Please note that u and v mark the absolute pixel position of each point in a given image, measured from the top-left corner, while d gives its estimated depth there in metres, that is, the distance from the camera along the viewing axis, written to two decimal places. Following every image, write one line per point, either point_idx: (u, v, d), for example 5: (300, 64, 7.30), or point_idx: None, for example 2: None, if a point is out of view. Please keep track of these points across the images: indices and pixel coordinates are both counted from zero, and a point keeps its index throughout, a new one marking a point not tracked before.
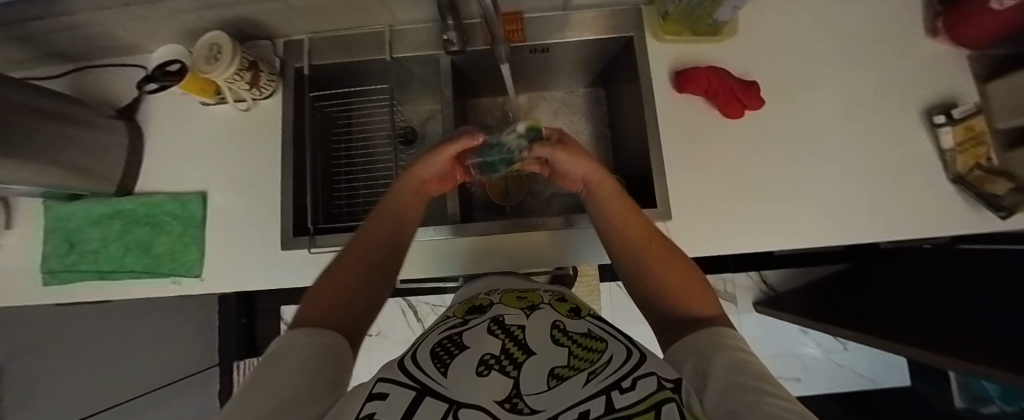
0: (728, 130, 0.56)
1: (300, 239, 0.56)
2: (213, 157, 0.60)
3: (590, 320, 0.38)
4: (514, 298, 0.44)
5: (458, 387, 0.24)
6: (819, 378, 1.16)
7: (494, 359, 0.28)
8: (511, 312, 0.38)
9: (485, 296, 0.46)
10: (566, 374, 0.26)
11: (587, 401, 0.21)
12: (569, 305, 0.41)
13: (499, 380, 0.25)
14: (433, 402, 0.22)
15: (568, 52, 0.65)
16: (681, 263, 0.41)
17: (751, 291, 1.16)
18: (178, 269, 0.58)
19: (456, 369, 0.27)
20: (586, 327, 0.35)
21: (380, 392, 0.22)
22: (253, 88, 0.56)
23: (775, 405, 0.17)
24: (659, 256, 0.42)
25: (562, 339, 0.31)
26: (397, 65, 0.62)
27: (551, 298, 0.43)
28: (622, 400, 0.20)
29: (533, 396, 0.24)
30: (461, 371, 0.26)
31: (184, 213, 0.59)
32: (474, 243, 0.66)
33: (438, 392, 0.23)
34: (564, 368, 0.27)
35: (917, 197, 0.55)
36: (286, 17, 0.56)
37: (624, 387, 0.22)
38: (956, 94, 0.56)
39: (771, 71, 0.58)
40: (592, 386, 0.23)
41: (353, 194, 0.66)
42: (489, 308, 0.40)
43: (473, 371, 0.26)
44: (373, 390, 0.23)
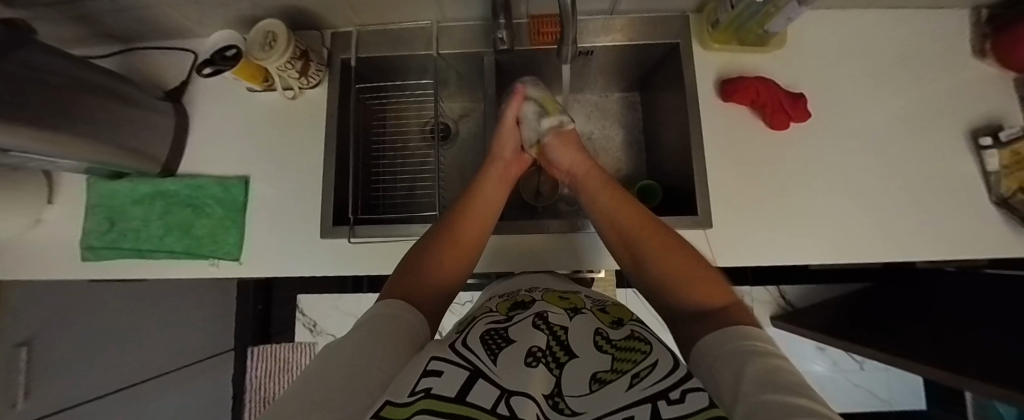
0: (771, 141, 0.57)
1: (340, 229, 0.57)
2: (255, 142, 0.61)
3: (632, 325, 0.38)
4: (557, 298, 0.44)
5: (506, 374, 0.24)
6: (835, 398, 1.15)
7: (540, 352, 0.29)
8: (555, 311, 0.38)
9: (526, 293, 0.46)
10: (609, 380, 0.26)
11: (630, 406, 0.21)
12: (612, 316, 0.40)
13: (544, 375, 0.26)
14: (486, 384, 0.21)
15: (611, 56, 0.66)
16: (693, 263, 0.40)
17: (769, 305, 1.16)
18: (216, 251, 0.58)
19: (506, 358, 0.27)
20: (628, 332, 0.35)
21: (433, 368, 0.22)
22: (303, 77, 0.57)
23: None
24: (668, 255, 0.41)
25: (604, 345, 0.31)
26: (441, 61, 0.63)
27: (593, 306, 0.43)
28: (669, 411, 0.19)
29: (575, 398, 0.24)
30: (510, 362, 0.26)
31: (224, 196, 0.59)
32: (490, 242, 0.67)
33: (490, 374, 0.24)
34: (606, 372, 0.27)
35: (961, 217, 0.55)
36: (339, 8, 0.57)
37: (671, 398, 0.20)
38: (1002, 117, 0.56)
39: (815, 84, 0.58)
40: (634, 392, 0.22)
41: (389, 186, 0.66)
42: (530, 305, 0.40)
43: (522, 362, 0.27)
44: (430, 364, 0.23)
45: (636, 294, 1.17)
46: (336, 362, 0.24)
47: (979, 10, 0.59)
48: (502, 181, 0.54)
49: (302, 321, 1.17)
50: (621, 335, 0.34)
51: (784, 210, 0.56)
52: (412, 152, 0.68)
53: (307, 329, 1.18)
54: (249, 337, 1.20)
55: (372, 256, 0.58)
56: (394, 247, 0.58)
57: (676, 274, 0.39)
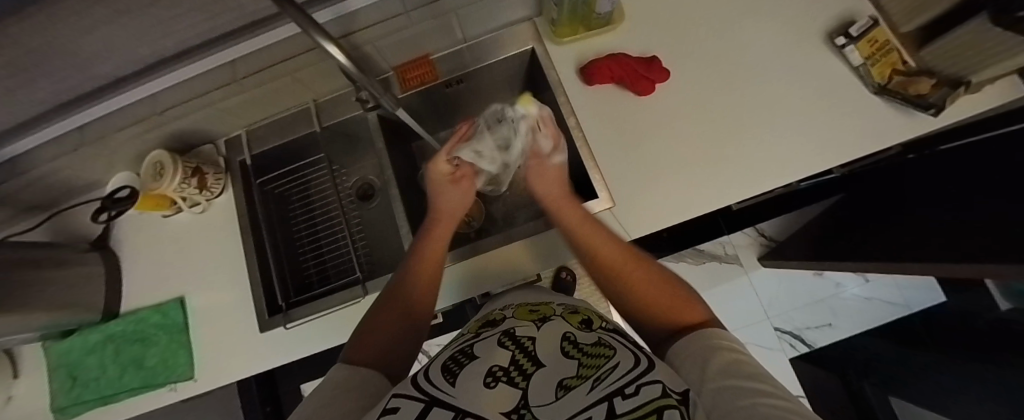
0: (646, 106, 0.59)
1: (276, 318, 0.58)
2: (185, 260, 0.64)
3: (603, 332, 0.33)
4: (525, 311, 0.40)
5: (466, 397, 0.24)
6: (852, 319, 1.10)
7: (503, 370, 0.28)
8: (523, 324, 0.36)
9: (499, 311, 0.43)
10: (574, 385, 0.25)
11: (590, 409, 0.20)
12: (582, 316, 0.38)
13: (508, 391, 0.25)
14: (441, 411, 0.23)
15: (486, 77, 0.69)
16: (666, 285, 0.39)
17: (753, 247, 1.14)
18: (172, 376, 0.60)
19: (467, 380, 0.27)
20: (597, 335, 0.32)
21: (393, 406, 0.24)
22: (204, 190, 0.61)
23: (767, 404, 0.16)
24: (640, 281, 0.40)
25: (570, 350, 0.30)
26: (330, 133, 0.66)
27: (563, 310, 0.39)
28: (625, 406, 0.18)
29: (541, 407, 0.23)
30: (470, 382, 0.26)
31: (167, 321, 0.62)
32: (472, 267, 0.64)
33: (448, 398, 0.24)
34: (572, 379, 0.26)
35: (848, 116, 0.55)
36: (221, 118, 0.61)
37: (626, 393, 0.20)
38: (851, 14, 0.58)
39: (668, 42, 0.61)
40: (596, 393, 0.22)
41: (320, 260, 0.67)
42: (501, 322, 0.38)
43: (481, 382, 0.26)
44: (391, 402, 0.24)
45: None
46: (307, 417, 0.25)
47: None
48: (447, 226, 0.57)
49: None
50: (590, 339, 0.32)
51: (680, 165, 0.56)
52: (334, 222, 0.69)
53: None
54: None
55: (311, 335, 0.59)
56: (333, 317, 0.59)
57: (654, 303, 0.37)
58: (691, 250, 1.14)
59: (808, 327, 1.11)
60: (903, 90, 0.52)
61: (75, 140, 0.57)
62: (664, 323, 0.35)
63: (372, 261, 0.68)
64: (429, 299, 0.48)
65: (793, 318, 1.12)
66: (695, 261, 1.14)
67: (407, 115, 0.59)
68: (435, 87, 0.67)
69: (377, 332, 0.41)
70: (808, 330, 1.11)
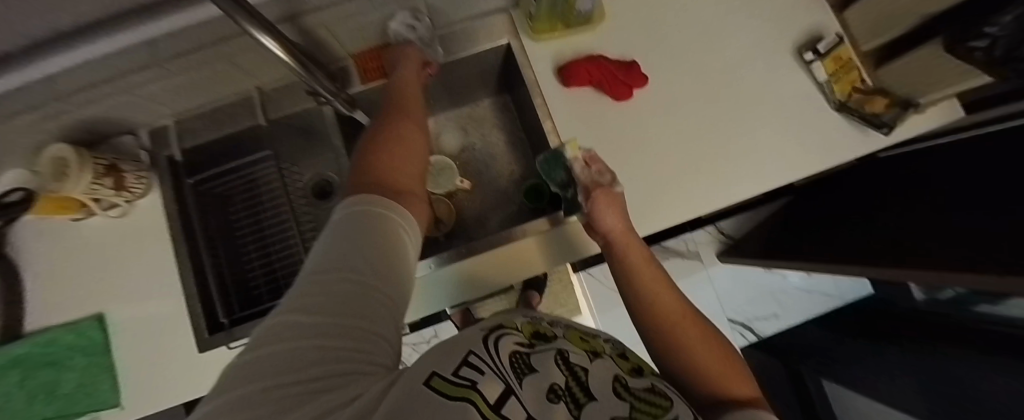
0: (624, 112, 0.57)
1: (217, 337, 0.52)
2: (106, 271, 0.55)
3: (655, 379, 0.28)
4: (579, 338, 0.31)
5: (535, 407, 0.18)
6: (795, 310, 1.20)
7: (561, 390, 0.21)
8: (576, 350, 0.26)
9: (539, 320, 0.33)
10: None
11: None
12: (633, 364, 0.30)
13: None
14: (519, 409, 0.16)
15: (459, 69, 0.64)
16: (717, 351, 0.38)
17: (713, 244, 1.19)
18: (94, 404, 0.53)
19: (529, 383, 0.20)
20: (651, 382, 0.27)
21: (470, 364, 0.18)
22: (122, 191, 0.52)
23: None
24: (694, 338, 0.38)
25: (622, 393, 0.23)
26: (278, 127, 0.58)
27: (614, 352, 0.31)
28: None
29: None
30: (534, 396, 0.19)
31: (82, 343, 0.53)
32: (459, 271, 0.60)
33: (522, 396, 0.18)
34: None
35: (812, 131, 0.57)
36: (140, 106, 0.51)
37: None
38: (820, 28, 0.59)
39: (647, 46, 0.59)
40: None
41: (270, 268, 0.61)
42: (554, 339, 0.28)
43: (545, 400, 0.19)
44: (468, 357, 0.18)
45: (592, 275, 1.16)
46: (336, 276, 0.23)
47: None
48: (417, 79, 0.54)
49: None
50: (643, 384, 0.26)
51: (657, 174, 0.56)
52: (285, 226, 0.62)
53: None
54: None
55: None
56: None
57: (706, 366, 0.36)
58: (656, 247, 1.18)
59: (757, 318, 1.20)
60: (862, 107, 0.55)
61: None
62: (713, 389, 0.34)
63: None
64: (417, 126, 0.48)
65: (744, 310, 1.20)
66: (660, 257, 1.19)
67: (362, 115, 0.56)
68: None
69: (378, 167, 0.40)
70: (756, 321, 1.20)
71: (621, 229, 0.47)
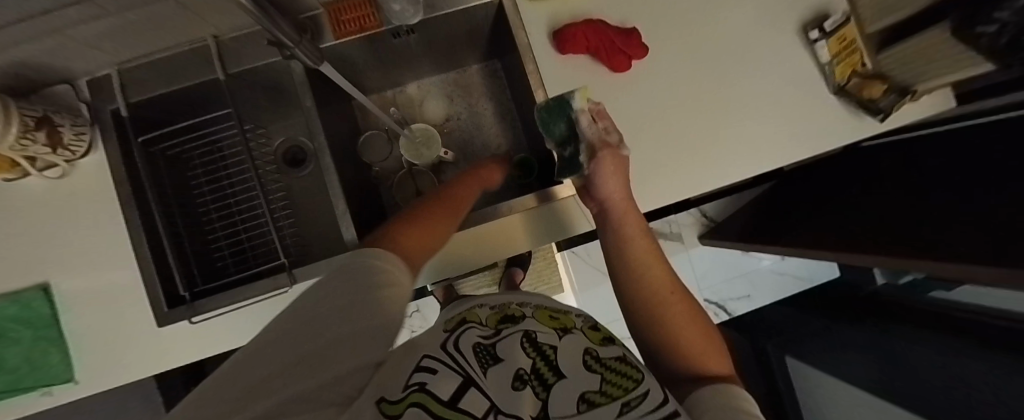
0: (621, 85, 0.54)
1: (176, 310, 0.48)
2: (48, 239, 0.50)
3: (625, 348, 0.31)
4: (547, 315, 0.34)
5: (497, 390, 0.21)
6: (767, 290, 1.22)
7: (528, 372, 0.25)
8: (544, 330, 0.30)
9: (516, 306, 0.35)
10: (598, 403, 0.23)
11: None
12: (605, 334, 0.33)
13: (533, 397, 0.23)
14: (476, 395, 0.20)
15: (446, 29, 0.58)
16: (698, 327, 0.38)
17: (695, 226, 1.20)
18: (44, 379, 0.49)
19: (494, 371, 0.23)
20: (620, 352, 0.30)
21: (426, 366, 0.21)
22: (58, 149, 0.46)
23: None
24: (676, 313, 0.39)
25: (592, 365, 0.26)
26: (240, 83, 0.52)
27: (586, 325, 0.34)
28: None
29: None
30: (499, 377, 0.23)
31: (26, 315, 0.49)
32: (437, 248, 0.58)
33: (482, 384, 0.21)
34: (595, 394, 0.23)
35: (806, 115, 0.56)
36: (71, 52, 0.44)
37: None
38: (827, 6, 0.56)
39: (649, 14, 0.55)
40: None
41: (235, 239, 0.57)
42: (521, 319, 0.32)
43: (508, 382, 0.23)
44: (423, 361, 0.22)
45: (575, 253, 1.16)
46: (309, 310, 0.23)
47: None
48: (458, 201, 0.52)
49: None
50: (613, 354, 0.29)
51: (649, 153, 0.54)
52: (253, 193, 0.58)
53: None
54: None
55: (230, 327, 0.51)
56: (254, 308, 0.51)
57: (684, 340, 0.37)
58: None
59: (730, 298, 1.22)
60: (860, 92, 0.54)
61: None
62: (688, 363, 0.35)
63: (302, 242, 0.59)
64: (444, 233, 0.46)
65: (718, 290, 1.22)
66: None
67: (332, 71, 0.49)
68: (380, 37, 0.54)
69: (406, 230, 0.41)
70: (729, 301, 1.22)
71: (621, 198, 0.45)
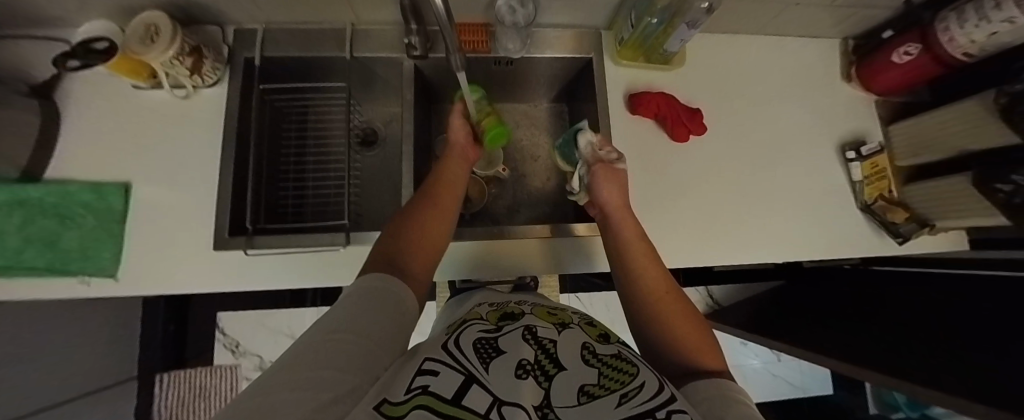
0: (676, 152, 0.61)
1: (236, 240, 0.52)
2: (149, 145, 0.56)
3: (621, 346, 0.29)
4: (547, 313, 0.34)
5: (497, 381, 0.20)
6: (760, 390, 1.16)
7: (529, 365, 0.22)
8: (543, 324, 0.29)
9: (515, 304, 0.36)
10: (597, 394, 0.20)
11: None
12: (600, 330, 0.32)
13: (534, 387, 0.20)
14: (479, 390, 0.18)
15: (538, 68, 0.67)
16: (696, 326, 0.39)
17: (699, 304, 1.19)
18: (90, 268, 0.51)
19: (496, 364, 0.22)
20: (616, 349, 0.27)
21: (427, 368, 0.20)
22: (195, 75, 0.53)
23: None
24: (674, 312, 0.40)
25: (591, 360, 0.24)
26: (358, 64, 0.61)
27: (582, 322, 0.33)
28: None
29: (565, 409, 0.19)
30: (500, 369, 0.21)
31: (100, 205, 0.53)
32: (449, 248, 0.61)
33: (484, 379, 0.20)
34: (594, 387, 0.21)
35: (830, 221, 0.61)
36: (240, 4, 0.53)
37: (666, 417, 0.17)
38: (864, 134, 0.64)
39: (711, 100, 0.64)
40: (624, 409, 0.18)
41: (300, 192, 0.63)
42: (521, 316, 0.32)
43: (510, 372, 0.21)
44: (425, 364, 0.20)
45: (579, 298, 1.17)
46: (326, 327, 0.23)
47: (847, 41, 0.67)
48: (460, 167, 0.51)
49: (222, 341, 1.06)
50: (609, 350, 0.26)
51: (689, 216, 0.60)
52: (330, 158, 0.64)
53: (229, 349, 1.06)
54: (160, 361, 1.03)
55: (270, 267, 0.53)
56: (296, 258, 0.54)
57: (681, 337, 0.37)
58: None
59: None
60: (884, 214, 0.60)
61: None
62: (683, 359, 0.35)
63: (358, 211, 0.64)
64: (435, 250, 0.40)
65: None
66: None
67: (464, 78, 0.53)
68: (482, 60, 0.64)
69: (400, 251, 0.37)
70: None
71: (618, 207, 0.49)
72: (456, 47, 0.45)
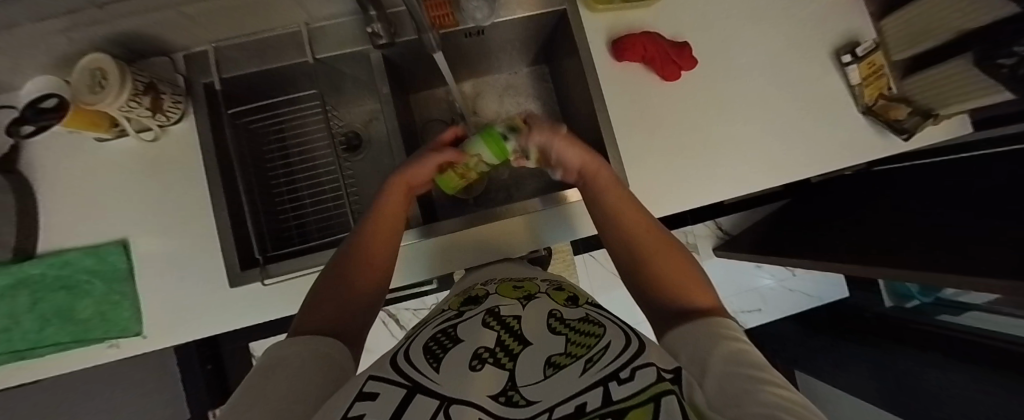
0: (668, 92, 0.59)
1: (250, 272, 0.51)
2: (130, 197, 0.54)
3: (589, 308, 0.33)
4: (509, 288, 0.39)
5: (451, 382, 0.22)
6: (778, 306, 1.21)
7: (488, 352, 0.26)
8: (508, 303, 0.34)
9: (481, 286, 0.41)
10: (562, 364, 0.23)
11: (582, 393, 0.18)
12: (568, 293, 0.37)
13: (493, 373, 0.23)
14: (424, 398, 0.20)
15: (511, 32, 0.64)
16: (680, 263, 0.40)
17: (711, 238, 1.20)
18: (112, 331, 0.51)
19: (449, 364, 0.24)
20: (584, 312, 0.32)
21: (369, 391, 0.21)
22: (157, 114, 0.50)
23: (773, 394, 0.16)
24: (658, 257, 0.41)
25: (557, 329, 0.28)
26: (324, 66, 0.57)
27: (549, 288, 0.39)
28: (620, 392, 0.16)
29: (529, 387, 0.21)
30: (454, 366, 0.24)
31: (103, 268, 0.52)
32: (442, 244, 0.61)
33: (433, 386, 0.22)
34: (560, 357, 0.24)
35: (829, 131, 0.60)
36: (181, 26, 0.49)
37: (622, 377, 0.18)
38: (856, 35, 0.62)
39: (693, 31, 0.61)
40: (589, 376, 0.19)
41: (300, 210, 0.62)
42: (484, 299, 0.36)
43: (465, 366, 0.24)
44: (365, 386, 0.22)
45: (593, 257, 1.18)
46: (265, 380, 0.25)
47: None
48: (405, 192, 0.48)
49: None
50: (577, 315, 0.31)
51: (693, 155, 0.58)
52: (320, 171, 0.63)
53: None
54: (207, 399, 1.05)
55: (295, 292, 0.53)
56: (317, 277, 0.54)
57: (667, 279, 0.38)
58: None
59: (742, 311, 1.21)
60: (884, 113, 0.59)
61: None
62: (671, 301, 0.36)
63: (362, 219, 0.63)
64: (376, 281, 0.41)
65: (728, 303, 1.21)
66: None
67: (443, 59, 0.50)
68: (452, 34, 0.60)
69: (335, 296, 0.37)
70: (741, 314, 1.20)
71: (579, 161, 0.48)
72: (427, 23, 0.41)
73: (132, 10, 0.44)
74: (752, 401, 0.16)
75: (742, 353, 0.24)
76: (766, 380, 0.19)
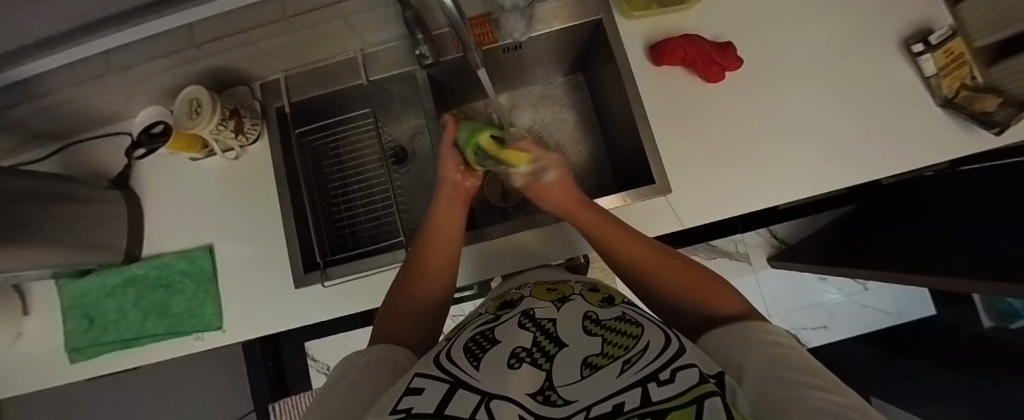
0: (709, 94, 0.58)
1: (312, 275, 0.57)
2: (212, 208, 0.61)
3: (626, 307, 0.33)
4: (544, 291, 0.40)
5: (492, 379, 0.24)
6: (846, 323, 1.09)
7: (525, 351, 0.27)
8: (542, 305, 0.35)
9: (516, 290, 0.42)
10: (600, 364, 0.24)
11: (621, 392, 0.20)
12: (603, 295, 0.37)
13: (532, 373, 0.25)
14: (465, 394, 0.22)
15: (547, 44, 0.66)
16: (685, 266, 0.40)
17: (764, 247, 1.11)
18: (198, 325, 0.59)
19: (489, 363, 0.26)
20: (619, 312, 0.32)
21: (416, 386, 0.23)
22: (239, 134, 0.57)
23: (822, 399, 0.18)
24: (662, 265, 0.41)
25: (593, 330, 0.29)
26: (376, 87, 0.62)
27: (584, 289, 0.39)
28: (659, 393, 0.18)
29: (567, 387, 0.23)
30: (494, 365, 0.26)
31: (193, 269, 0.60)
32: (480, 251, 0.64)
33: (474, 381, 0.23)
34: (597, 358, 0.25)
35: (901, 126, 0.54)
36: (259, 59, 0.56)
37: (661, 379, 0.19)
38: (929, 21, 0.56)
39: (733, 33, 0.60)
40: (627, 377, 0.21)
41: (352, 218, 0.67)
42: (520, 302, 0.37)
43: (504, 365, 0.25)
44: (413, 382, 0.23)
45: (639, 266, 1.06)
46: (333, 386, 0.28)
47: None
48: (454, 201, 0.51)
49: (316, 369, 1.07)
50: (612, 315, 0.31)
51: (739, 158, 0.56)
52: (372, 183, 0.68)
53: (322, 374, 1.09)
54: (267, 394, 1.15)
55: (351, 294, 0.58)
56: (369, 280, 0.57)
57: (680, 284, 0.39)
58: (703, 245, 1.12)
59: (804, 327, 1.11)
60: (970, 105, 0.52)
61: (99, 67, 0.52)
62: (697, 304, 0.36)
63: (409, 227, 0.67)
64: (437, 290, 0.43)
65: (787, 319, 1.11)
66: (705, 256, 1.12)
67: (485, 75, 0.53)
68: (491, 51, 0.63)
69: (402, 305, 0.40)
70: (802, 331, 1.10)
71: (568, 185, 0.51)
72: (472, 43, 0.44)
73: (219, 47, 0.52)
74: (801, 407, 0.17)
75: (784, 354, 0.25)
76: (817, 385, 0.20)
